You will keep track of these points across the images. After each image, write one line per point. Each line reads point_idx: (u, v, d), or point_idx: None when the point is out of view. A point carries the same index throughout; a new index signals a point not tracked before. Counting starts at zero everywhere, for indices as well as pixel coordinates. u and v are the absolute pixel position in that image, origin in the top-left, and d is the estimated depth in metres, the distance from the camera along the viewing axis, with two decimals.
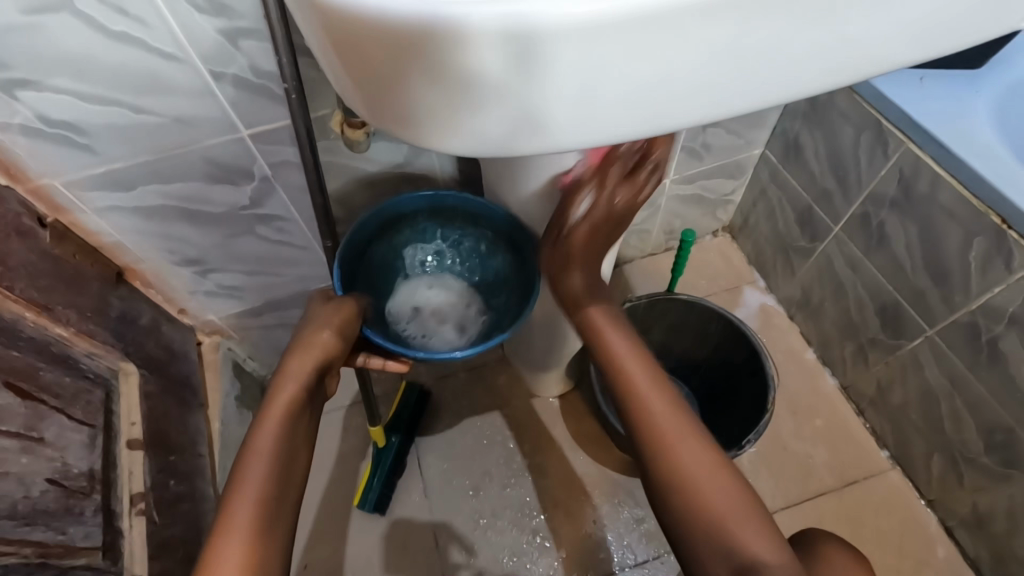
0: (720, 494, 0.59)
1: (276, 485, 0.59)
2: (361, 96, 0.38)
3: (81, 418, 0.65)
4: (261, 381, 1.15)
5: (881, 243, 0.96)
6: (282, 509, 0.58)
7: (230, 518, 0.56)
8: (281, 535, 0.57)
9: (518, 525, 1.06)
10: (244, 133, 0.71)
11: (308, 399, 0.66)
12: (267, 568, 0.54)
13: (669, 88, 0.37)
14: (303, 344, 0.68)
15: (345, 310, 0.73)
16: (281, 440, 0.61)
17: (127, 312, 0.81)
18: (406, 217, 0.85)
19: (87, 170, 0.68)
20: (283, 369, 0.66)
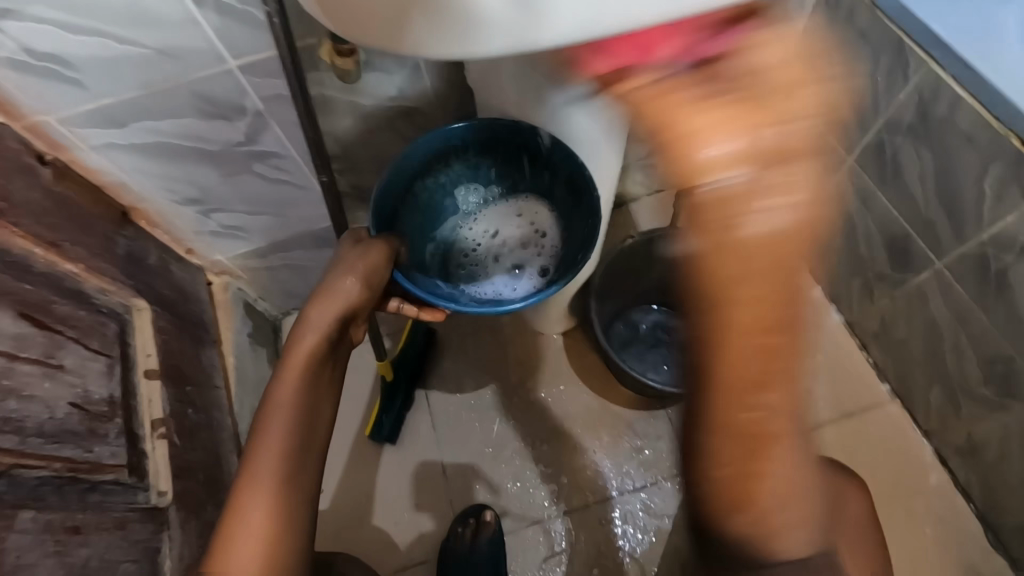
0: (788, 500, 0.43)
1: (300, 436, 0.60)
2: (354, 19, 0.43)
3: (98, 348, 0.68)
4: (273, 321, 1.18)
5: (895, 173, 0.92)
6: (306, 458, 0.60)
7: (255, 466, 0.57)
8: (306, 483, 0.59)
9: (522, 454, 1.11)
10: (232, 66, 0.69)
11: (327, 351, 0.66)
12: (295, 513, 0.57)
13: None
14: (324, 293, 0.68)
15: (371, 255, 0.72)
16: (303, 393, 0.62)
17: (134, 251, 0.83)
18: (455, 150, 0.85)
19: (79, 106, 0.68)
20: (303, 317, 0.66)
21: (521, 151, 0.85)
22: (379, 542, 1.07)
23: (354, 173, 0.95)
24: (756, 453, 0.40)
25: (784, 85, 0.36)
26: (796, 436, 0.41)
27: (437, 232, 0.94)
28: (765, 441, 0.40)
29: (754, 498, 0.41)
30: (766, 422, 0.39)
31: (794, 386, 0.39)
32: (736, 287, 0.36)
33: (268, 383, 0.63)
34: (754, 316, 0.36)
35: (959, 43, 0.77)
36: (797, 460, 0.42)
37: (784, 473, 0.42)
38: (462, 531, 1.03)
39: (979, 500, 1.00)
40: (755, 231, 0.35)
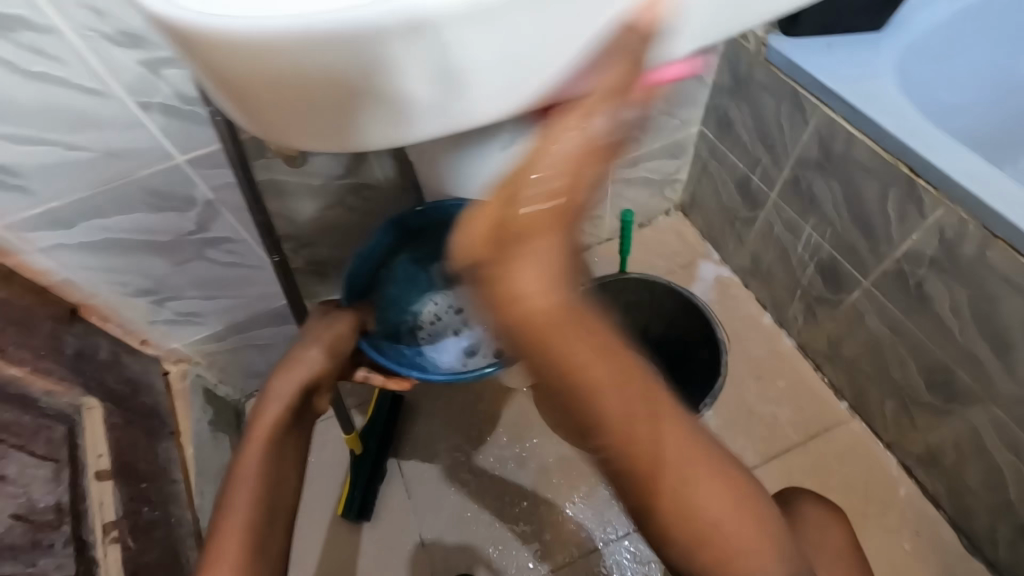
0: (728, 519, 0.51)
1: (264, 514, 0.58)
2: (300, 129, 0.46)
3: (44, 453, 0.66)
4: (235, 405, 1.16)
5: (812, 204, 1.01)
6: (270, 538, 0.57)
7: (215, 550, 0.55)
8: (268, 566, 0.56)
9: (501, 514, 1.09)
10: (179, 160, 0.73)
11: (290, 420, 0.64)
12: None
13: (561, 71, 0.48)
14: (287, 362, 0.66)
15: (337, 324, 0.73)
16: (267, 468, 0.60)
17: (84, 348, 0.82)
18: (428, 230, 0.88)
19: (24, 211, 0.69)
20: (268, 388, 0.65)
21: None
22: None
23: (309, 249, 0.97)
24: (643, 477, 0.47)
25: (539, 157, 0.41)
26: (676, 449, 0.49)
27: (406, 305, 0.95)
28: (667, 492, 0.49)
29: (698, 540, 0.50)
30: (640, 461, 0.47)
31: (645, 414, 0.47)
32: (551, 361, 0.43)
33: (231, 458, 0.61)
34: (574, 387, 0.44)
35: (843, 88, 0.87)
36: (685, 463, 0.50)
37: (686, 483, 0.50)
38: None
39: (949, 506, 1.03)
40: (541, 322, 0.42)
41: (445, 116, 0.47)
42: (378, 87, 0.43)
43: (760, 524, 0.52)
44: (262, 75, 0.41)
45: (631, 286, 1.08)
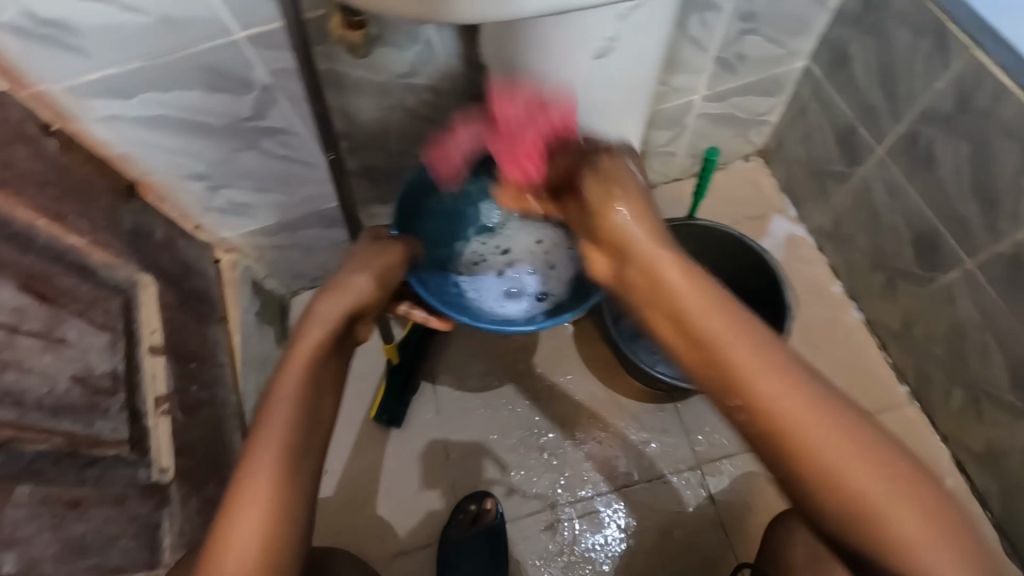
0: (879, 489, 0.49)
1: (301, 435, 0.55)
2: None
3: (102, 323, 0.68)
4: (280, 301, 1.21)
5: (927, 164, 0.88)
6: (306, 456, 0.55)
7: (251, 462, 0.53)
8: (304, 485, 0.54)
9: (526, 443, 1.10)
10: (239, 36, 0.67)
11: (333, 344, 0.63)
12: (292, 513, 0.52)
13: None
14: (339, 286, 0.67)
15: (387, 255, 0.72)
16: (305, 388, 0.58)
17: (139, 225, 0.82)
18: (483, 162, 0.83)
19: (83, 75, 0.66)
20: (311, 311, 0.64)
21: None
22: (380, 525, 1.06)
23: (363, 151, 0.93)
24: (785, 439, 0.50)
25: (614, 187, 0.59)
26: (814, 408, 0.50)
27: (455, 239, 0.90)
28: (812, 454, 0.49)
29: (852, 512, 0.49)
30: (771, 416, 0.50)
31: (775, 371, 0.51)
32: (668, 315, 0.56)
33: (270, 378, 0.60)
34: (710, 359, 0.53)
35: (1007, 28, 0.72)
36: (840, 440, 0.49)
37: (830, 450, 0.49)
38: (463, 517, 1.03)
39: (998, 509, 0.97)
40: (671, 296, 0.55)
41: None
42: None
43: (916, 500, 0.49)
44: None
45: (694, 234, 0.99)
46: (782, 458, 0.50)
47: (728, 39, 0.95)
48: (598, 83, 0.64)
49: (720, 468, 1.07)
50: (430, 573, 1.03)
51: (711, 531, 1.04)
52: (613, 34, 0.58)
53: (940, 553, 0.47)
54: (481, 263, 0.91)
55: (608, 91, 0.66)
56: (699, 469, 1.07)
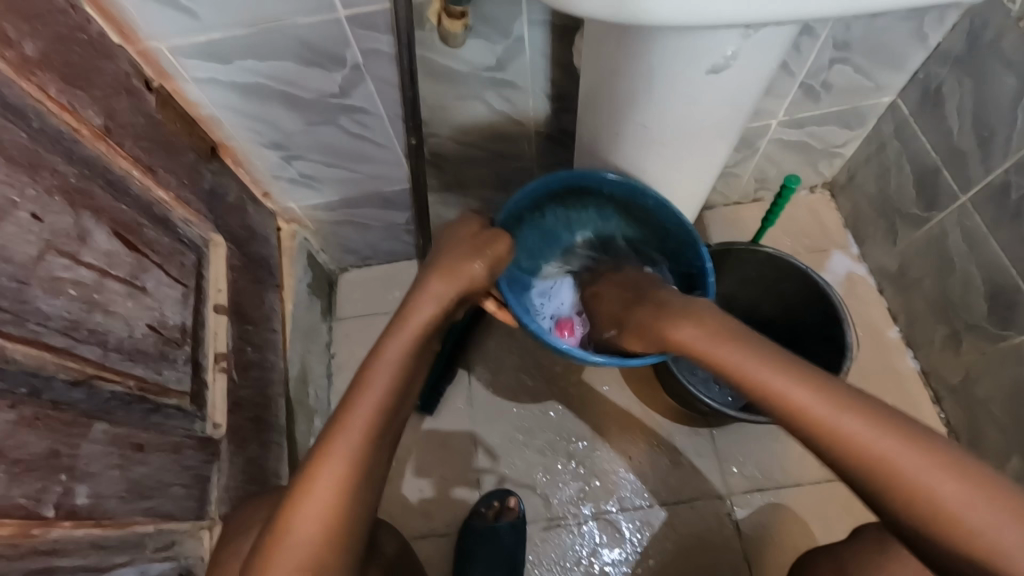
0: (892, 447, 0.50)
1: (393, 402, 0.61)
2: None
3: (177, 276, 0.70)
4: (329, 275, 1.23)
5: (1016, 218, 0.84)
6: (392, 420, 0.61)
7: (350, 416, 0.59)
8: (384, 448, 0.60)
9: (554, 447, 1.10)
10: (340, 14, 0.69)
11: (437, 325, 0.68)
12: (372, 469, 0.58)
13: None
14: (454, 268, 0.70)
15: (498, 245, 0.73)
16: (407, 359, 0.64)
17: (216, 186, 0.85)
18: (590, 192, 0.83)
19: (189, 37, 0.69)
20: (423, 286, 0.68)
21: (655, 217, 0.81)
22: (400, 508, 1.06)
23: (435, 139, 0.94)
24: (791, 414, 0.56)
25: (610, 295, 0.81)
26: (800, 386, 0.56)
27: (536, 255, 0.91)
28: (813, 421, 0.54)
29: (880, 480, 0.50)
30: (772, 396, 0.57)
31: (759, 365, 0.59)
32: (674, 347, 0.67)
33: (377, 340, 0.65)
34: (722, 373, 0.62)
35: None
36: (885, 434, 0.51)
37: (825, 417, 0.53)
38: (484, 512, 1.02)
39: None
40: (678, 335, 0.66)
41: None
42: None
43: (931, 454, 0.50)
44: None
45: (755, 260, 0.97)
46: (798, 433, 0.55)
47: (816, 67, 0.92)
48: (700, 99, 0.63)
49: (749, 501, 1.05)
50: (446, 562, 1.03)
51: (734, 564, 1.01)
52: (733, 52, 0.57)
53: (992, 517, 0.47)
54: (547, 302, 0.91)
55: (708, 106, 0.64)
56: (728, 498, 1.05)
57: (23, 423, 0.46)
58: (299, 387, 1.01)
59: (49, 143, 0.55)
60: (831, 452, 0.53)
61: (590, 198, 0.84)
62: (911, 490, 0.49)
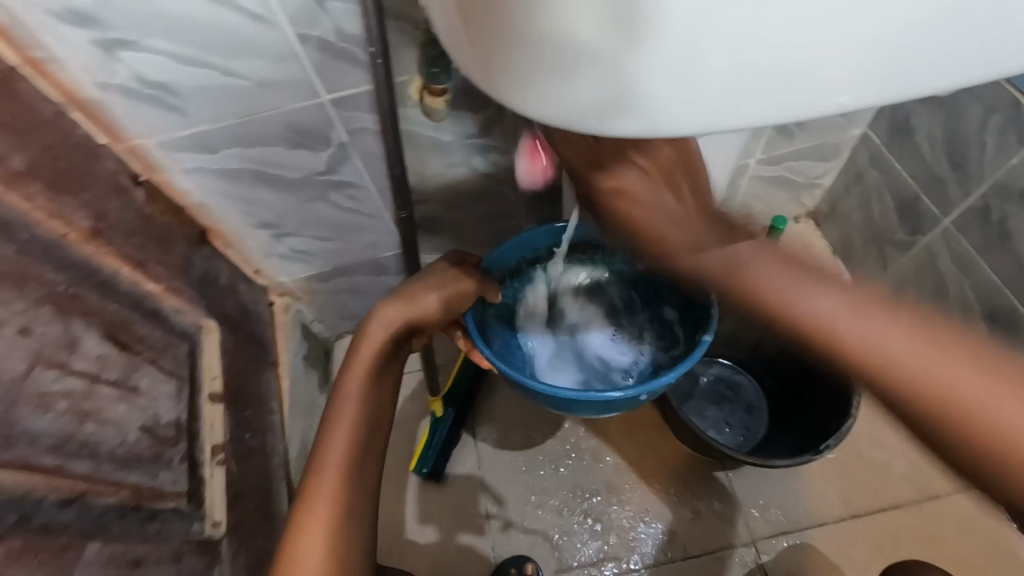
0: (917, 357, 0.42)
1: (361, 438, 0.65)
2: (474, 60, 0.37)
3: (170, 370, 0.68)
4: (324, 343, 1.22)
5: (1002, 239, 0.86)
6: (365, 460, 0.64)
7: (323, 458, 0.63)
8: (365, 487, 0.63)
9: (570, 505, 1.06)
10: (324, 99, 0.70)
11: (391, 349, 0.70)
12: (356, 510, 0.61)
13: (797, 69, 0.34)
14: (407, 294, 0.71)
15: (465, 281, 0.74)
16: (366, 391, 0.67)
17: (207, 271, 0.84)
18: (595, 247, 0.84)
19: (176, 132, 0.70)
20: (375, 312, 0.69)
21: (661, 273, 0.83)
22: None
23: (425, 205, 0.95)
24: (805, 329, 0.47)
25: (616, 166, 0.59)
26: (816, 297, 0.47)
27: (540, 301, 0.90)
28: (826, 335, 0.45)
29: (896, 391, 0.42)
30: (770, 306, 0.49)
31: (762, 273, 0.50)
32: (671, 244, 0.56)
33: (338, 373, 0.68)
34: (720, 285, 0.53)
35: None
36: (931, 352, 0.42)
37: (845, 326, 0.45)
38: None
39: None
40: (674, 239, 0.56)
41: (636, 88, 0.35)
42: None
43: (965, 365, 0.41)
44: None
45: None
46: (807, 341, 0.47)
47: None
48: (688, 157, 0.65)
49: (776, 545, 1.01)
50: None
51: None
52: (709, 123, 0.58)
53: None
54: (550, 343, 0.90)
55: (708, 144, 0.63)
56: (753, 545, 1.01)
57: (11, 557, 0.43)
58: (301, 465, 0.97)
59: (37, 253, 0.54)
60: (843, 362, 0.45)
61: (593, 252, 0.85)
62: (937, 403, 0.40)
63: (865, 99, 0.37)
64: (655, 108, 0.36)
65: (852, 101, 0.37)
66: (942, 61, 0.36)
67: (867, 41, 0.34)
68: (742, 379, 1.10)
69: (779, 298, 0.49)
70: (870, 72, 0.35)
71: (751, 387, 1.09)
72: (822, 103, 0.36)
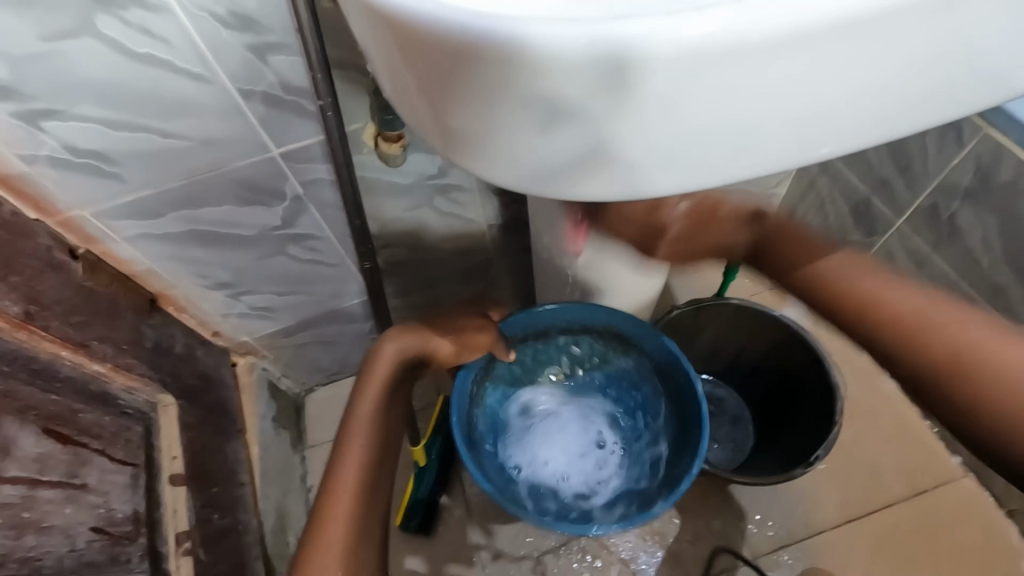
0: (966, 335, 0.53)
1: (372, 467, 0.71)
2: (427, 119, 0.35)
3: (123, 458, 0.63)
4: (294, 399, 1.15)
5: (953, 236, 0.90)
6: (374, 488, 0.70)
7: (339, 485, 0.68)
8: (374, 515, 0.70)
9: (566, 543, 1.02)
10: (275, 153, 0.67)
11: (398, 377, 0.75)
12: (365, 535, 0.67)
13: (774, 125, 0.34)
14: (418, 330, 0.76)
15: (478, 331, 0.78)
16: (378, 417, 0.73)
17: (161, 340, 0.79)
18: (630, 342, 0.87)
19: (116, 200, 0.66)
20: (384, 340, 0.75)
21: (672, 395, 0.87)
22: None
23: (389, 248, 0.92)
24: (870, 314, 0.57)
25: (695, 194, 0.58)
26: (878, 282, 0.58)
27: (538, 375, 0.94)
28: (892, 315, 0.56)
29: (958, 369, 0.52)
30: (849, 295, 0.58)
31: (828, 261, 0.59)
32: (786, 241, 0.59)
33: (351, 396, 0.74)
34: (800, 269, 0.59)
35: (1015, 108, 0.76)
36: (979, 332, 0.53)
37: (922, 313, 0.55)
38: None
39: None
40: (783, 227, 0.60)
41: (606, 150, 0.34)
42: (538, 64, 0.29)
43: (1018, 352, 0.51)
44: (408, 37, 0.30)
45: (728, 312, 0.98)
46: (872, 320, 0.57)
47: None
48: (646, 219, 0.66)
49: (777, 560, 1.00)
50: None
51: None
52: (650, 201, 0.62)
53: None
54: (539, 422, 0.94)
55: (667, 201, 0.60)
56: (755, 563, 1.00)
57: None
58: (277, 537, 0.91)
59: None
60: (908, 341, 0.55)
61: (628, 345, 0.88)
62: (1002, 385, 0.50)
63: (822, 147, 0.36)
64: (621, 167, 0.35)
65: (826, 148, 0.37)
66: (920, 102, 0.35)
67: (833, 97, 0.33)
68: (725, 393, 1.10)
69: (852, 283, 0.58)
70: (832, 127, 0.35)
71: (734, 400, 1.08)
72: (799, 152, 0.36)
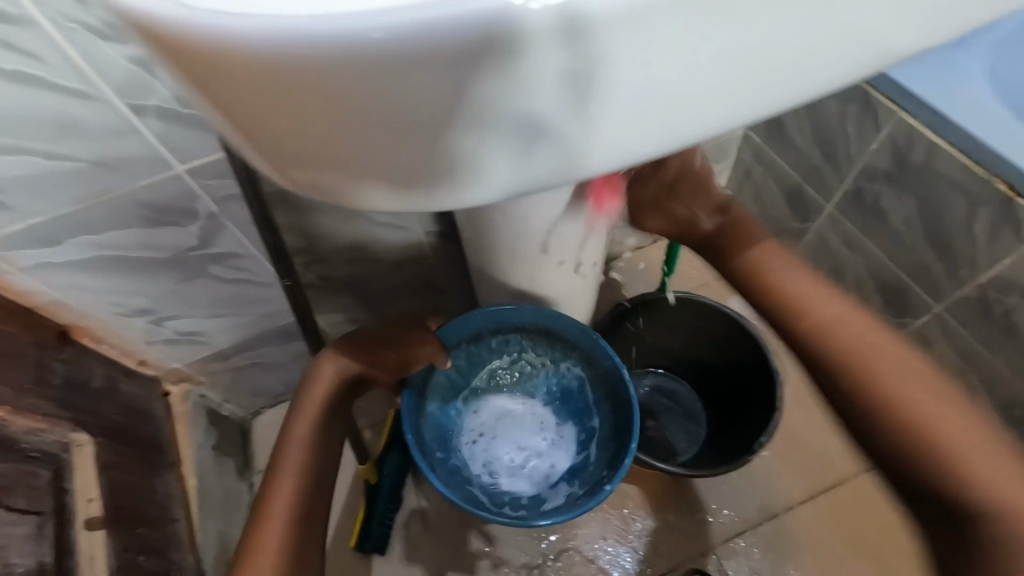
0: (906, 383, 0.60)
1: (309, 489, 0.68)
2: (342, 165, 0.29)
3: (25, 507, 0.58)
4: (238, 424, 1.10)
5: (878, 219, 0.93)
6: (310, 511, 0.67)
7: (273, 508, 0.66)
8: (309, 539, 0.67)
9: (526, 549, 1.01)
10: (179, 169, 0.63)
11: (338, 395, 0.73)
12: (300, 559, 0.64)
13: (749, 85, 0.29)
14: (356, 344, 0.75)
15: (421, 346, 0.77)
16: (315, 437, 0.71)
17: (74, 375, 0.73)
18: (563, 340, 0.86)
19: (5, 229, 0.61)
20: (322, 356, 0.73)
21: (608, 389, 0.87)
22: None
23: (320, 263, 0.89)
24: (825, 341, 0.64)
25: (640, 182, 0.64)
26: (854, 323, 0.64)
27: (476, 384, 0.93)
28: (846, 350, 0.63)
29: (890, 406, 0.60)
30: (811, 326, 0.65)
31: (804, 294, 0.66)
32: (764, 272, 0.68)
33: (287, 416, 0.72)
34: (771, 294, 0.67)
35: (925, 94, 0.79)
36: (919, 385, 0.60)
37: (872, 356, 0.62)
38: None
39: None
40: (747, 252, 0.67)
41: (569, 149, 0.29)
42: (474, 55, 0.23)
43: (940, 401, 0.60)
44: (286, 78, 0.24)
45: (672, 307, 0.98)
46: (837, 354, 0.63)
47: None
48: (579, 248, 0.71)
49: (734, 548, 1.01)
50: None
51: None
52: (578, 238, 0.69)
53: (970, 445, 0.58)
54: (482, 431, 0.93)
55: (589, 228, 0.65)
56: (714, 553, 1.01)
57: None
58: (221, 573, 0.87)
59: None
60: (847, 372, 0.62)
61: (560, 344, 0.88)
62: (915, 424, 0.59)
63: (818, 84, 0.32)
64: (589, 164, 0.30)
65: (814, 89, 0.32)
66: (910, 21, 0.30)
67: (819, 31, 0.28)
68: (678, 385, 1.10)
69: (818, 318, 0.65)
70: (822, 67, 0.30)
71: (687, 393, 1.09)
72: (784, 101, 0.32)
